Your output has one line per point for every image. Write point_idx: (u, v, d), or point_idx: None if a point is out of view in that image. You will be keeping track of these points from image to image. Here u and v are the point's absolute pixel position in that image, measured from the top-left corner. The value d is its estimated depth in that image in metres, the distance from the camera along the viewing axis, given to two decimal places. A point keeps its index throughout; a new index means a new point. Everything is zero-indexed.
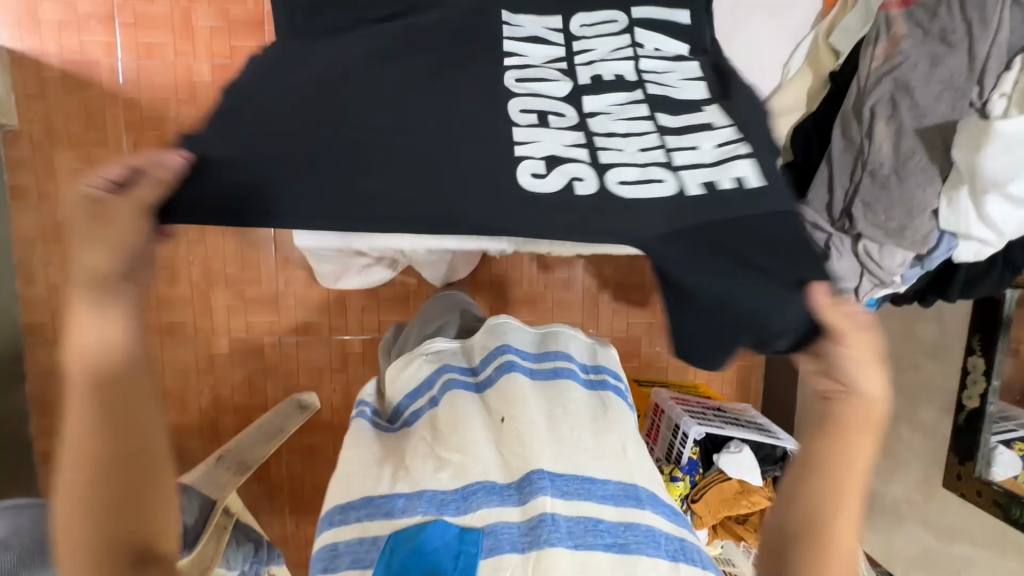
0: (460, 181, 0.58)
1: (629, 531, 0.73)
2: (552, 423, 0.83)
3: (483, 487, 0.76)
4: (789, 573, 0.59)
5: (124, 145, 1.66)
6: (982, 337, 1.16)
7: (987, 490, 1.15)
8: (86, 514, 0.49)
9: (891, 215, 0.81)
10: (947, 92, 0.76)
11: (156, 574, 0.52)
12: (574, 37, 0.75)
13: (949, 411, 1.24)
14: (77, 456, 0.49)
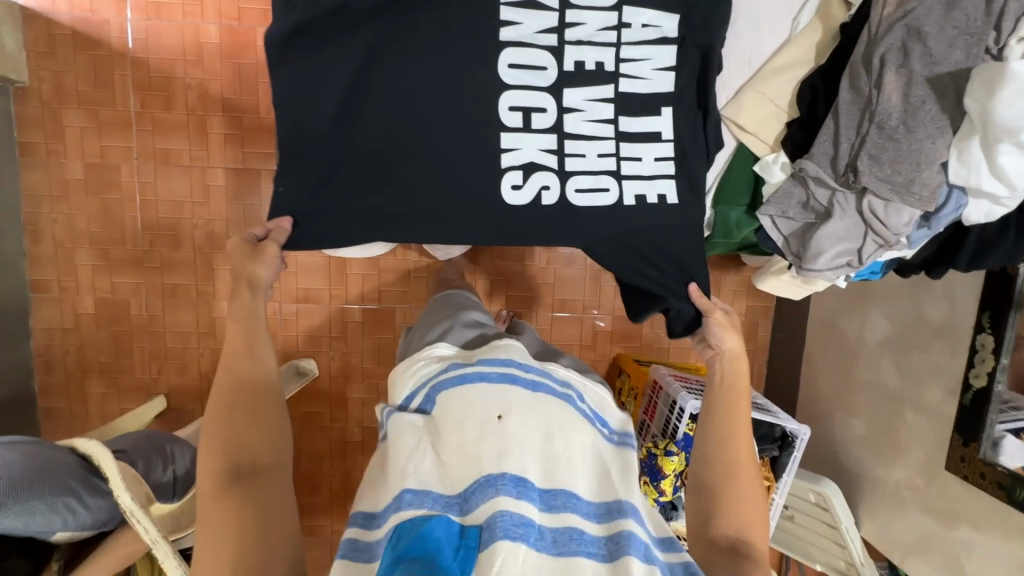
0: (458, 192, 0.86)
1: (612, 542, 0.72)
2: (546, 437, 0.78)
3: (489, 484, 0.72)
4: (708, 468, 0.83)
5: (132, 106, 1.67)
6: (993, 314, 1.12)
7: (990, 472, 1.12)
8: (217, 432, 0.78)
9: (898, 169, 0.78)
10: (962, 38, 0.73)
11: (246, 486, 0.76)
12: (569, 5, 0.86)
13: (956, 392, 1.20)
14: (220, 394, 0.80)
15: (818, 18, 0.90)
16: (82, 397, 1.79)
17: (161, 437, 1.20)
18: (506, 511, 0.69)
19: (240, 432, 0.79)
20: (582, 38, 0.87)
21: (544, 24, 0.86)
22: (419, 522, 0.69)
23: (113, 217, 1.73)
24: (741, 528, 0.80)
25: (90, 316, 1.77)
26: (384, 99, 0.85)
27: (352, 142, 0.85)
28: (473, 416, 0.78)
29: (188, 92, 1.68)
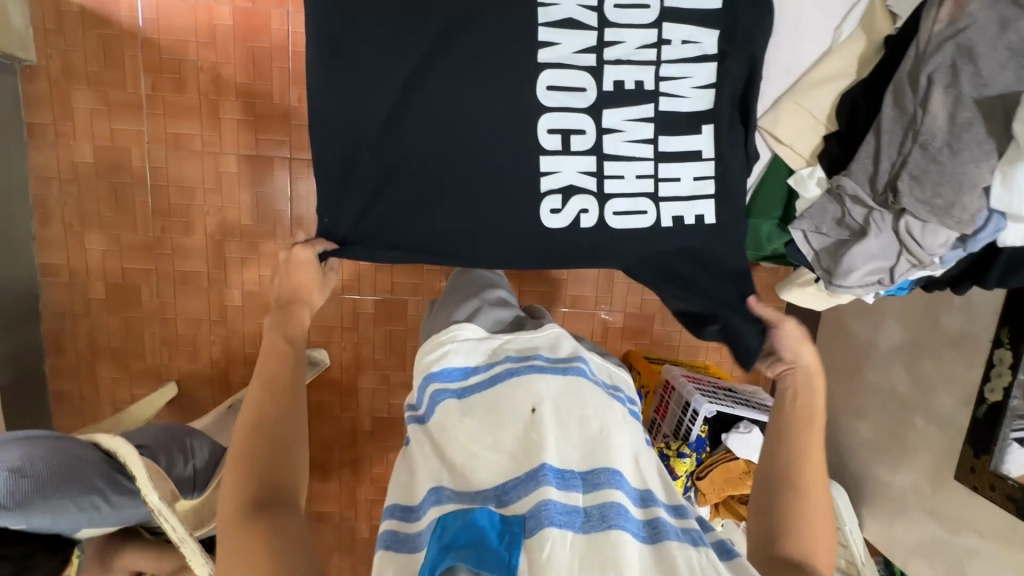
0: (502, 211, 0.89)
1: (651, 526, 0.74)
2: (580, 428, 0.80)
3: (532, 476, 0.74)
4: (775, 484, 0.82)
5: (142, 87, 1.63)
6: (1012, 330, 1.12)
7: (1001, 484, 1.12)
8: (247, 456, 0.75)
9: (939, 191, 0.77)
10: (1014, 60, 0.71)
11: (280, 510, 0.72)
12: (609, 22, 0.87)
13: (969, 403, 1.21)
14: (253, 416, 0.79)
15: (862, 27, 0.88)
16: (92, 381, 1.79)
17: (179, 430, 1.20)
18: (551, 499, 0.71)
19: (270, 456, 0.76)
20: (620, 57, 0.89)
21: (583, 44, 0.88)
22: (468, 511, 0.71)
23: (124, 202, 1.70)
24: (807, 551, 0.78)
25: (101, 300, 1.76)
26: (425, 110, 0.86)
27: (394, 151, 0.87)
28: (506, 408, 0.81)
29: (200, 75, 1.64)
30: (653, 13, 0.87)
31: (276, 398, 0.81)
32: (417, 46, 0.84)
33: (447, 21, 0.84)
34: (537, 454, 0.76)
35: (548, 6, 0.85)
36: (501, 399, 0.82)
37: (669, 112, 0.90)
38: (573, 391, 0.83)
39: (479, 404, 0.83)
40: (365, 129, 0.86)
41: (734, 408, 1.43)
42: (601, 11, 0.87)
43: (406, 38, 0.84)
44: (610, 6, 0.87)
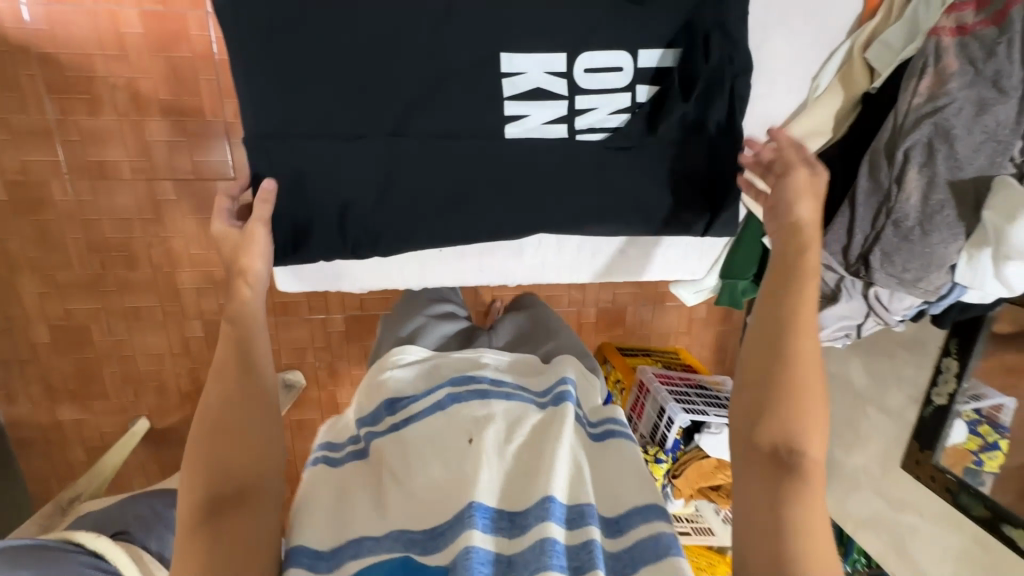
0: (493, 204, 0.84)
1: (582, 551, 0.61)
2: (518, 452, 0.70)
3: (458, 518, 0.63)
4: (774, 374, 0.66)
5: (49, 112, 1.36)
6: (960, 341, 1.21)
7: (941, 476, 1.25)
8: (195, 464, 0.64)
9: (909, 267, 0.78)
10: (989, 143, 0.71)
11: (228, 520, 0.62)
12: (579, 88, 0.81)
13: (917, 401, 1.31)
14: (201, 423, 0.67)
15: (840, 79, 0.84)
16: (55, 424, 1.67)
17: (162, 506, 1.18)
18: (474, 544, 0.60)
19: (224, 450, 0.65)
20: (595, 124, 0.83)
21: (553, 113, 0.82)
22: (383, 562, 0.62)
23: (51, 240, 1.49)
24: (791, 442, 0.64)
25: (47, 344, 1.59)
26: (393, 187, 0.82)
27: (356, 219, 0.82)
28: (441, 440, 0.70)
29: (116, 93, 1.37)
30: (627, 76, 0.81)
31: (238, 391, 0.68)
32: (381, 120, 0.78)
33: (411, 99, 0.78)
34: (468, 489, 0.64)
35: (513, 76, 0.79)
36: (444, 424, 0.72)
37: (642, 178, 0.86)
38: (518, 412, 0.73)
39: (413, 437, 0.72)
40: (327, 203, 0.80)
41: (704, 412, 1.51)
42: (571, 76, 0.80)
43: (365, 116, 0.78)
44: (581, 71, 0.80)
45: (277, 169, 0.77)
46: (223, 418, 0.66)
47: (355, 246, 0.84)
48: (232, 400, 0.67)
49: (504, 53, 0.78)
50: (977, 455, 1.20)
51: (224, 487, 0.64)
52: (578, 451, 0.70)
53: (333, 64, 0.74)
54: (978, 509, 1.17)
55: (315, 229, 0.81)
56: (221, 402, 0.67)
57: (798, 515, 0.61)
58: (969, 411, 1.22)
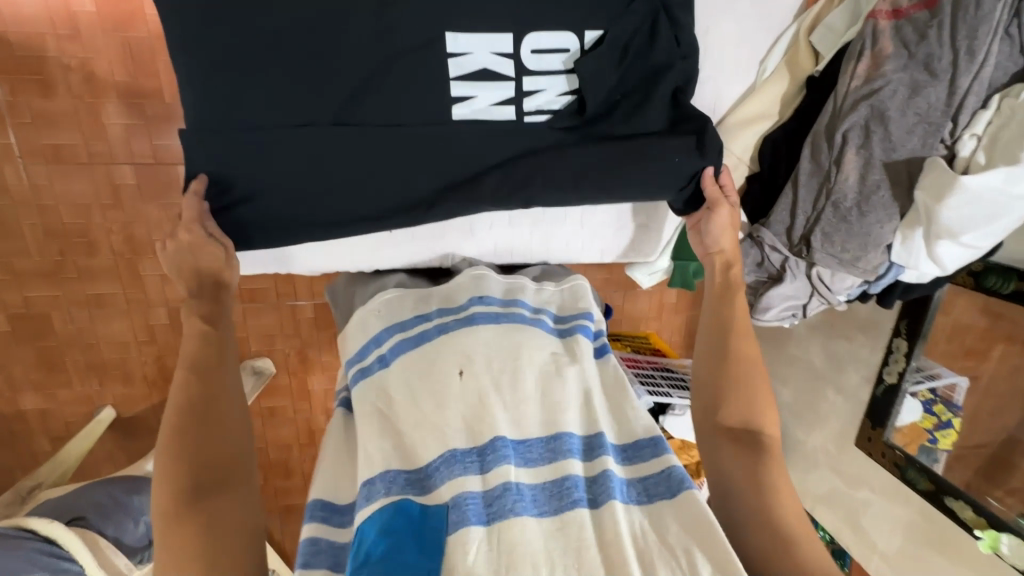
0: (447, 189, 0.85)
1: (596, 484, 0.67)
2: (515, 378, 0.75)
3: (484, 450, 0.67)
4: (729, 370, 0.80)
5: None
6: (909, 322, 1.25)
7: (890, 452, 1.29)
8: (173, 450, 0.67)
9: (847, 246, 0.81)
10: (922, 125, 0.73)
11: (213, 498, 0.66)
12: (526, 69, 0.81)
13: (870, 381, 1.35)
14: (174, 412, 0.69)
15: (785, 64, 0.86)
16: (18, 415, 1.53)
17: (119, 491, 1.16)
18: (491, 488, 0.64)
19: (207, 439, 0.69)
20: (542, 105, 0.84)
21: (500, 96, 0.83)
22: (390, 503, 0.63)
23: (6, 226, 1.35)
24: (750, 423, 0.77)
25: (5, 333, 1.45)
26: (341, 169, 0.81)
27: (300, 200, 0.82)
28: (432, 370, 0.75)
29: (70, 75, 1.23)
30: (573, 57, 0.82)
31: (216, 383, 0.73)
32: (325, 103, 0.77)
33: (358, 78, 0.77)
34: (488, 428, 0.69)
35: (459, 56, 0.79)
36: (433, 351, 0.77)
37: (591, 160, 0.85)
38: (508, 339, 0.78)
39: (399, 369, 0.77)
40: (277, 186, 0.80)
41: (668, 394, 1.46)
42: (518, 57, 0.81)
43: (310, 97, 0.77)
44: (528, 53, 0.81)
45: (208, 152, 0.76)
46: (207, 403, 0.71)
47: (301, 231, 0.84)
48: (213, 389, 0.72)
49: (449, 31, 0.77)
50: (932, 434, 1.24)
51: (209, 468, 0.68)
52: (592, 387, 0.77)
53: (277, 40, 0.74)
54: (923, 483, 1.21)
55: (262, 214, 0.82)
56: (199, 390, 0.71)
57: (772, 480, 0.72)
58: (925, 391, 1.26)
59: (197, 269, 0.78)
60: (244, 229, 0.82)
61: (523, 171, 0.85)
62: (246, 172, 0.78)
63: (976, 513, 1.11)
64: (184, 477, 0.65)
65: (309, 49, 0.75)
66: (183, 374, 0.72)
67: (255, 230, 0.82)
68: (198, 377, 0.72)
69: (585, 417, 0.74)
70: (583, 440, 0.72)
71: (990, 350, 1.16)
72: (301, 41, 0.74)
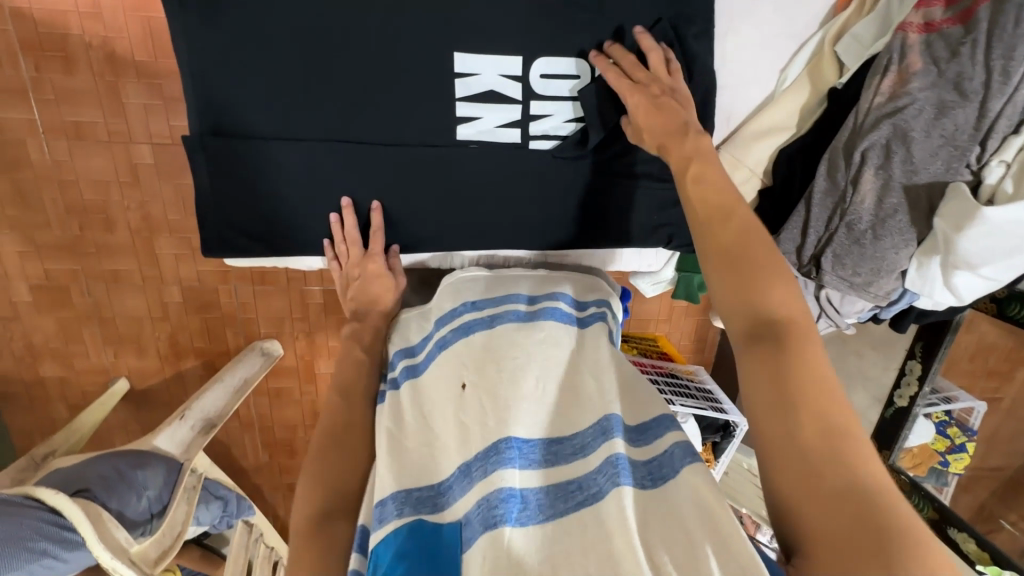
0: (451, 195, 0.85)
1: (598, 475, 0.56)
2: (513, 381, 0.65)
3: (491, 451, 0.59)
4: (727, 265, 0.60)
5: (21, 68, 1.21)
6: (924, 345, 1.18)
7: (895, 477, 1.24)
8: (316, 464, 0.69)
9: (859, 270, 0.77)
10: (946, 149, 0.69)
11: (342, 521, 0.65)
12: (534, 93, 0.80)
13: (880, 402, 1.29)
14: (331, 428, 0.72)
15: (808, 72, 0.81)
16: (38, 380, 1.58)
17: (125, 464, 1.20)
18: (492, 493, 0.55)
19: (343, 460, 0.70)
20: (549, 131, 0.83)
21: (505, 118, 0.81)
22: (400, 528, 0.57)
23: (29, 199, 1.36)
24: (756, 318, 0.56)
25: (27, 302, 1.49)
26: (349, 171, 0.81)
27: (304, 198, 0.83)
28: (444, 393, 0.69)
29: (91, 53, 1.21)
30: (582, 84, 0.80)
31: (360, 405, 0.76)
32: (326, 104, 0.77)
33: (362, 84, 0.77)
34: (499, 424, 0.61)
35: (467, 77, 0.78)
36: (438, 373, 0.72)
37: (595, 185, 0.87)
38: (500, 343, 0.70)
39: (427, 386, 0.72)
40: (276, 184, 0.81)
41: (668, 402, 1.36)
42: (526, 80, 0.79)
43: (316, 99, 0.77)
44: (538, 55, 0.78)
45: (210, 156, 0.77)
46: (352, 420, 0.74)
47: (306, 240, 0.86)
48: (354, 406, 0.75)
49: (456, 53, 0.77)
50: (944, 456, 1.22)
51: (340, 493, 0.68)
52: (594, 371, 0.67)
53: (285, 43, 0.74)
54: (927, 511, 1.17)
55: (268, 211, 0.83)
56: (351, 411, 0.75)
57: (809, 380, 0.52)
58: (939, 413, 1.21)
59: (369, 298, 0.86)
60: (247, 233, 0.84)
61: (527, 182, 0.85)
62: (247, 176, 0.79)
63: (978, 545, 1.07)
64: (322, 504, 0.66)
65: (314, 50, 0.74)
66: (336, 391, 0.76)
67: (259, 232, 0.84)
68: (360, 390, 0.77)
69: (576, 410, 0.64)
70: (590, 431, 0.60)
71: (1013, 373, 1.11)
72: (306, 41, 0.74)
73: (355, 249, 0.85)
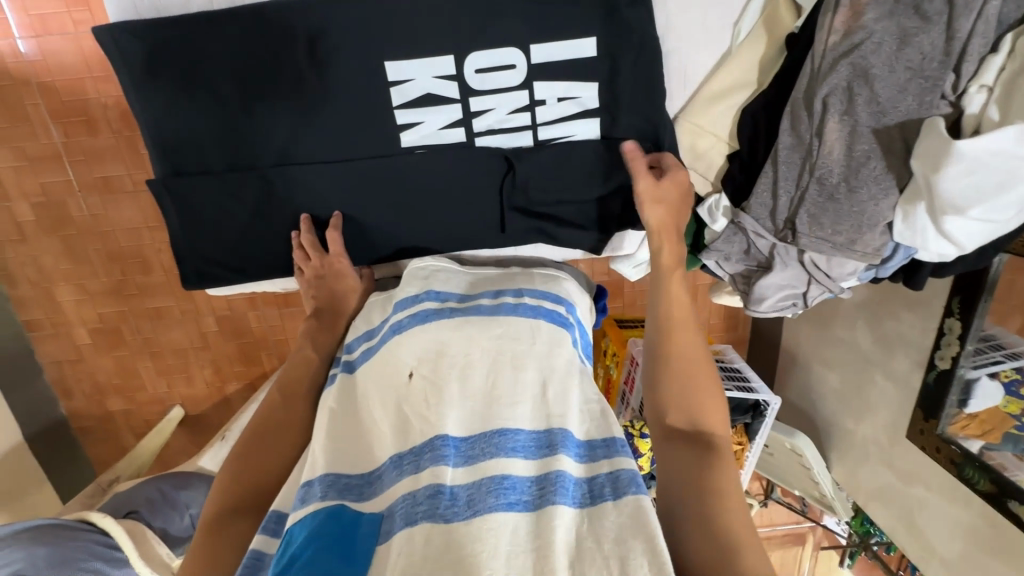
0: (405, 201, 0.85)
1: (540, 485, 0.58)
2: (461, 377, 0.66)
3: (427, 446, 0.61)
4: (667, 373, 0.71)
5: (53, 136, 1.26)
6: (962, 300, 0.95)
7: (946, 448, 1.02)
8: (236, 458, 0.72)
9: (839, 229, 0.71)
10: (916, 81, 0.61)
11: (241, 518, 0.68)
12: (472, 90, 0.79)
13: (921, 365, 1.06)
14: (259, 424, 0.75)
15: (763, 22, 0.75)
16: (107, 415, 1.62)
17: (169, 486, 1.28)
18: (420, 489, 0.58)
19: (264, 455, 0.73)
20: (494, 125, 0.81)
21: (448, 119, 0.81)
22: (318, 511, 0.58)
23: (73, 252, 1.40)
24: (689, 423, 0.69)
25: (87, 344, 1.53)
26: (308, 190, 0.83)
27: (268, 222, 0.86)
28: (389, 382, 0.68)
29: (108, 112, 1.25)
30: (519, 73, 0.78)
31: (292, 405, 0.77)
32: (274, 131, 0.80)
33: (307, 107, 0.79)
34: (436, 420, 0.63)
35: (402, 84, 0.78)
36: (388, 355, 0.69)
37: (558, 165, 0.82)
38: (456, 336, 0.68)
39: (364, 378, 0.71)
40: (236, 211, 0.84)
41: None
42: (462, 78, 0.78)
43: (264, 128, 0.80)
44: (469, 50, 0.77)
45: (176, 198, 0.83)
46: (282, 420, 0.76)
47: (274, 262, 0.89)
48: (288, 406, 0.77)
49: (387, 63, 0.77)
50: (1020, 421, 0.92)
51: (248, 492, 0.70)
52: (545, 377, 0.67)
53: (230, 81, 0.77)
54: (982, 484, 0.96)
55: (232, 240, 0.87)
56: (283, 413, 0.77)
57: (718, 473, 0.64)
58: (1008, 371, 0.94)
59: (332, 292, 0.86)
60: (213, 263, 0.88)
61: (478, 176, 0.83)
62: (215, 209, 0.84)
63: None
64: (240, 495, 0.69)
65: (254, 83, 0.77)
66: (277, 391, 0.79)
67: (229, 257, 0.88)
68: (302, 391, 0.78)
69: (522, 410, 0.64)
70: (539, 436, 0.63)
71: None
72: (248, 75, 0.77)
73: (310, 247, 0.84)
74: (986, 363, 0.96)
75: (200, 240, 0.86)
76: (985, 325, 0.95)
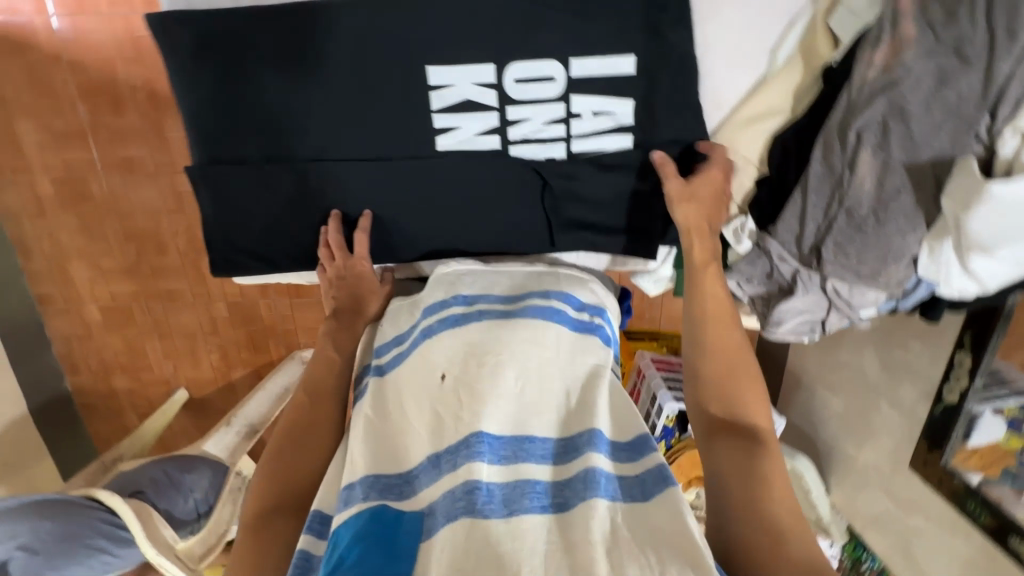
0: (435, 203, 0.86)
1: (569, 487, 0.60)
2: (493, 371, 0.67)
3: (461, 445, 0.62)
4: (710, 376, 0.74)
5: (80, 113, 1.27)
6: (974, 335, 0.95)
7: (948, 480, 1.04)
8: (268, 461, 0.73)
9: (864, 259, 0.72)
10: (951, 121, 0.63)
11: (284, 518, 0.69)
12: (509, 98, 0.80)
13: (928, 397, 1.07)
14: (287, 426, 0.76)
15: (800, 51, 0.77)
16: (110, 393, 1.63)
17: (174, 468, 1.27)
18: (457, 485, 0.59)
19: (297, 455, 0.74)
20: (528, 135, 0.83)
21: (484, 125, 0.82)
22: (362, 511, 0.60)
23: (91, 229, 1.41)
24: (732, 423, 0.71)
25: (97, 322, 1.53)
26: (340, 186, 0.85)
27: (298, 215, 0.87)
28: (423, 386, 0.69)
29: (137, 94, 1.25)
30: (557, 85, 0.79)
31: (319, 403, 0.78)
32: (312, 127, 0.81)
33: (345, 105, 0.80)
34: (471, 419, 0.64)
35: (441, 89, 0.79)
36: (422, 355, 0.71)
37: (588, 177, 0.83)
38: (489, 338, 0.70)
39: (395, 379, 0.72)
40: (269, 202, 0.86)
41: None
42: (501, 86, 0.79)
43: (303, 123, 0.81)
44: (510, 60, 0.78)
45: (213, 185, 0.84)
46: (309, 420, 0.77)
47: (300, 254, 0.90)
48: (315, 405, 0.78)
49: (429, 67, 0.78)
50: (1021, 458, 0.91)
51: (287, 493, 0.71)
52: (571, 382, 0.68)
53: (273, 75, 0.78)
54: (983, 518, 0.97)
55: (262, 229, 0.88)
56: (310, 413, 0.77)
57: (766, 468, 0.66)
58: (1011, 408, 0.92)
59: (354, 292, 0.87)
60: (241, 251, 0.90)
61: (508, 183, 0.85)
62: (249, 199, 0.85)
63: None
64: (280, 496, 0.71)
65: (296, 79, 0.79)
66: (303, 391, 0.79)
67: (256, 246, 0.89)
68: (325, 391, 0.79)
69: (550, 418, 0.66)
70: (560, 442, 0.64)
71: None
72: (291, 71, 0.78)
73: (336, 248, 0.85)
74: (993, 399, 0.95)
75: (230, 227, 0.88)
76: (993, 362, 0.94)
